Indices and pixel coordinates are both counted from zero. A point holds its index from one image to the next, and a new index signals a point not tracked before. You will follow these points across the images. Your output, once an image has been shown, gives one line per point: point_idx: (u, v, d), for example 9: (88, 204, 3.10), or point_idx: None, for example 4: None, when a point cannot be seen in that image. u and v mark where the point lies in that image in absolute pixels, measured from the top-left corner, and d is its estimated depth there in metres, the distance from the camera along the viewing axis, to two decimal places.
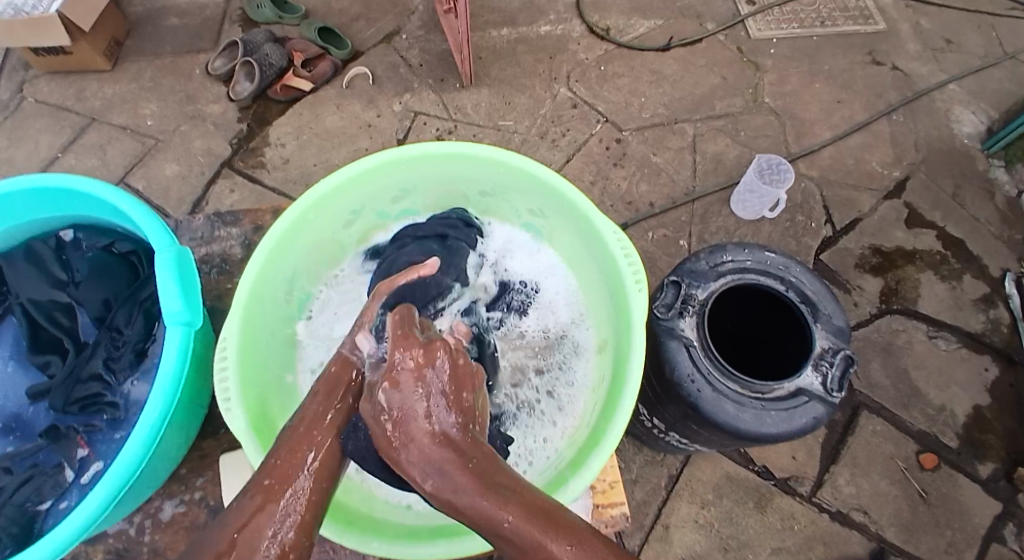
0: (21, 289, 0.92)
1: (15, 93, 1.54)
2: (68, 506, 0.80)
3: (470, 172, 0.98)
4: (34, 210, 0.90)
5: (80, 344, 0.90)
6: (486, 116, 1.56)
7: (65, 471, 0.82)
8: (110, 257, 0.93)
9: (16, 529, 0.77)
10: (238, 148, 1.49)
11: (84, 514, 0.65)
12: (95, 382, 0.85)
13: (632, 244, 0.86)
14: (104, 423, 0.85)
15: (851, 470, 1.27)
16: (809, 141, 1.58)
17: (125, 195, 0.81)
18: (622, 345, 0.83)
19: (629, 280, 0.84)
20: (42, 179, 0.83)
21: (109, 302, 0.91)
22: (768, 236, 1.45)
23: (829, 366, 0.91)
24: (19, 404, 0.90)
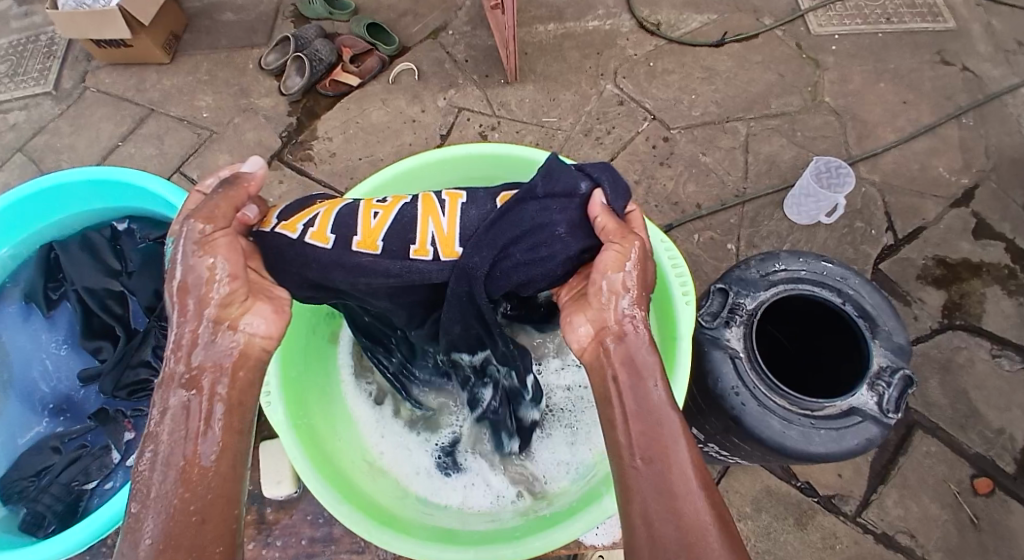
0: (77, 276, 0.94)
1: (79, 83, 1.61)
2: (113, 488, 0.83)
3: (514, 176, 0.97)
4: (92, 198, 0.93)
5: (131, 332, 0.93)
6: (530, 112, 1.54)
7: (112, 453, 0.85)
8: (162, 249, 0.94)
9: (60, 507, 0.81)
10: (288, 141, 1.52)
11: (124, 501, 0.67)
12: (144, 369, 0.88)
13: (679, 251, 0.83)
14: (151, 409, 0.88)
15: (900, 491, 1.22)
16: (871, 144, 1.50)
17: (180, 192, 0.84)
18: (665, 356, 0.81)
19: (676, 290, 0.81)
20: (105, 169, 0.86)
21: (160, 292, 0.94)
22: (823, 243, 1.39)
23: (886, 386, 0.87)
24: (71, 386, 0.93)
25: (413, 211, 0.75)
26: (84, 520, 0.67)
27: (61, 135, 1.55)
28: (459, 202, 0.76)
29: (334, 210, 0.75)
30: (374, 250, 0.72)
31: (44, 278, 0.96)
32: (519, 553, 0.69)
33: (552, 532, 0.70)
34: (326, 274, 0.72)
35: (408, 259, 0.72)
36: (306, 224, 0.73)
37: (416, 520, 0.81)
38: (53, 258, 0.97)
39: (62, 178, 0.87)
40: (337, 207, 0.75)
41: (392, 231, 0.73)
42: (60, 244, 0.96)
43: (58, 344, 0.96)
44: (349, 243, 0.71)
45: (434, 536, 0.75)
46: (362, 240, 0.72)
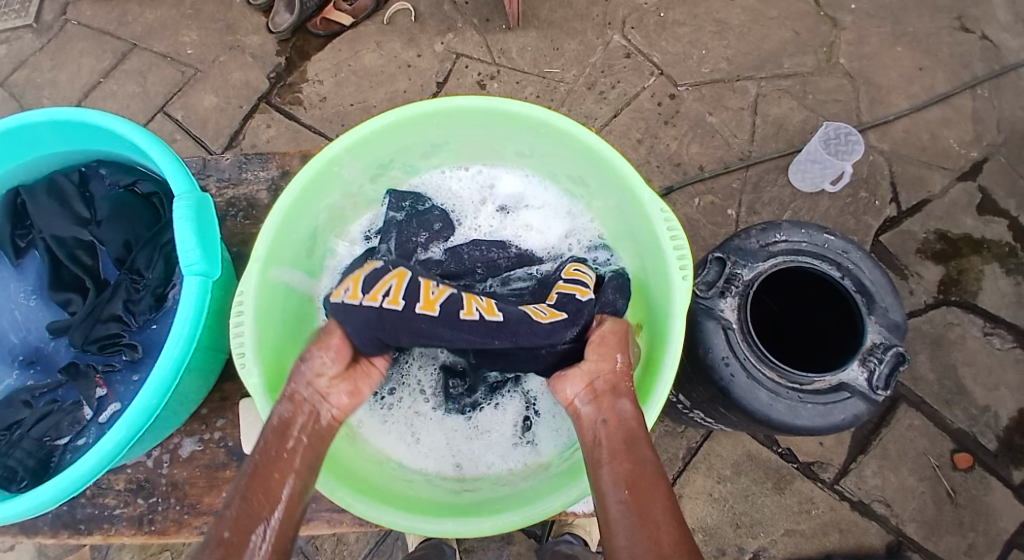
0: (44, 224, 0.91)
1: (59, 14, 1.52)
2: (86, 443, 0.83)
3: (507, 129, 0.91)
4: (58, 142, 0.88)
5: (100, 283, 0.90)
6: (532, 62, 1.47)
7: (84, 408, 0.84)
8: (132, 198, 0.90)
9: (33, 463, 0.80)
10: (277, 82, 1.45)
11: (94, 460, 0.66)
12: (115, 324, 0.86)
13: (679, 224, 0.79)
14: (122, 364, 0.87)
15: (879, 461, 1.22)
16: (883, 111, 1.44)
17: (143, 132, 0.78)
18: (657, 330, 0.79)
19: (673, 264, 0.77)
20: (66, 112, 0.81)
21: (129, 244, 0.90)
22: (825, 213, 1.35)
23: (877, 363, 0.85)
24: (40, 337, 0.92)
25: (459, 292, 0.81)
26: (55, 475, 0.65)
27: (41, 70, 1.48)
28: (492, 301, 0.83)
29: (401, 281, 0.80)
30: (433, 311, 0.78)
31: (12, 225, 0.93)
32: (497, 527, 0.68)
33: (531, 507, 0.70)
34: (397, 335, 0.78)
35: (458, 322, 0.77)
36: (383, 292, 0.78)
37: (394, 490, 0.80)
38: (20, 203, 0.93)
39: (24, 123, 0.82)
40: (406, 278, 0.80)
41: (448, 300, 0.80)
42: (26, 189, 0.92)
43: (26, 295, 0.94)
44: (416, 307, 0.77)
45: (407, 505, 0.74)
46: (423, 305, 0.78)
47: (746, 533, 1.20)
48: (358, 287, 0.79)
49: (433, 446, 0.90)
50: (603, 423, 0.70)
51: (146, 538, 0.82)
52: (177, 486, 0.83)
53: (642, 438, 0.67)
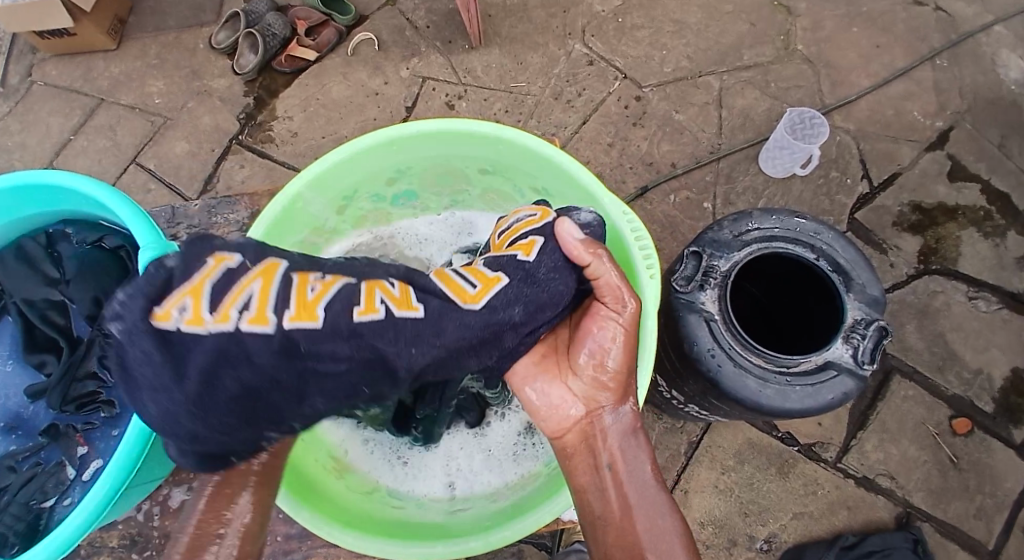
0: (16, 289, 0.92)
1: (25, 78, 1.53)
2: (71, 503, 0.83)
3: (469, 149, 0.92)
4: (19, 206, 0.89)
5: (74, 342, 0.91)
6: (497, 78, 1.49)
7: (67, 469, 0.86)
8: (98, 253, 0.91)
9: (21, 527, 0.81)
10: (247, 122, 1.46)
11: (77, 523, 0.66)
12: (91, 381, 0.87)
13: (642, 223, 0.79)
14: (101, 421, 0.88)
15: (880, 435, 1.23)
16: (845, 91, 1.46)
17: (103, 186, 0.81)
18: None
19: (640, 266, 0.78)
20: (27, 175, 0.83)
21: (99, 300, 0.91)
22: (799, 196, 1.37)
23: (860, 338, 0.86)
24: (19, 403, 0.92)
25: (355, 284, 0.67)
26: (42, 538, 0.66)
27: (12, 134, 1.49)
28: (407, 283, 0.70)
29: (268, 287, 0.62)
30: (310, 321, 0.61)
31: None
32: (489, 544, 0.70)
33: (524, 519, 0.72)
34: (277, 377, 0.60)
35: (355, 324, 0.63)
36: (239, 307, 0.59)
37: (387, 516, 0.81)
38: None
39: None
40: (274, 280, 0.63)
41: (335, 297, 0.64)
42: None
43: (2, 360, 0.93)
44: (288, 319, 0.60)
45: (401, 532, 0.75)
46: (305, 314, 0.62)
47: (755, 521, 1.20)
48: (199, 299, 0.59)
49: (427, 469, 0.91)
50: (605, 471, 0.70)
51: None
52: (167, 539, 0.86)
53: (648, 479, 0.70)
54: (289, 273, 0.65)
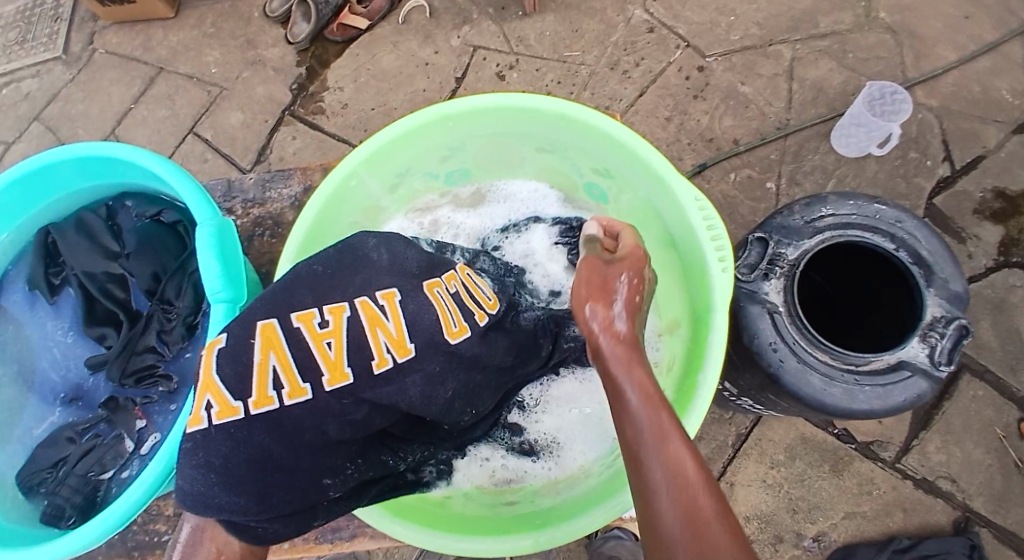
0: (76, 261, 0.95)
1: (87, 46, 1.57)
2: (129, 475, 0.87)
3: (527, 127, 0.89)
4: (82, 177, 0.93)
5: (133, 316, 0.94)
6: (550, 47, 1.43)
7: (125, 442, 0.90)
8: (157, 227, 0.94)
9: (79, 500, 0.85)
10: (298, 94, 1.46)
11: (128, 503, 0.69)
12: (150, 354, 0.91)
13: (715, 211, 0.75)
14: (159, 395, 0.92)
15: (943, 436, 1.15)
16: (930, 65, 1.33)
17: (156, 156, 0.82)
18: (699, 325, 0.76)
19: (711, 257, 0.73)
20: (85, 148, 0.85)
21: (158, 275, 0.93)
22: (872, 177, 1.27)
23: (939, 337, 0.79)
24: (79, 375, 0.96)
25: (355, 326, 0.61)
26: (96, 516, 0.69)
27: (76, 101, 1.53)
28: (397, 301, 0.64)
29: (286, 354, 0.58)
30: (305, 394, 0.58)
31: (45, 264, 0.97)
32: (538, 544, 0.69)
33: (573, 522, 0.70)
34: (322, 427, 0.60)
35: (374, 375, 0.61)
36: (271, 384, 0.57)
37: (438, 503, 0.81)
38: (50, 242, 0.97)
39: (48, 160, 0.87)
40: (278, 346, 0.59)
41: (352, 348, 0.61)
42: (56, 227, 0.96)
43: (64, 331, 0.98)
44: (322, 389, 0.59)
45: (449, 524, 0.75)
46: (326, 377, 0.59)
47: (804, 518, 1.14)
48: (224, 399, 0.57)
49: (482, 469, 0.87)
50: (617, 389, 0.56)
51: None
52: None
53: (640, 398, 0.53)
54: (289, 320, 0.60)
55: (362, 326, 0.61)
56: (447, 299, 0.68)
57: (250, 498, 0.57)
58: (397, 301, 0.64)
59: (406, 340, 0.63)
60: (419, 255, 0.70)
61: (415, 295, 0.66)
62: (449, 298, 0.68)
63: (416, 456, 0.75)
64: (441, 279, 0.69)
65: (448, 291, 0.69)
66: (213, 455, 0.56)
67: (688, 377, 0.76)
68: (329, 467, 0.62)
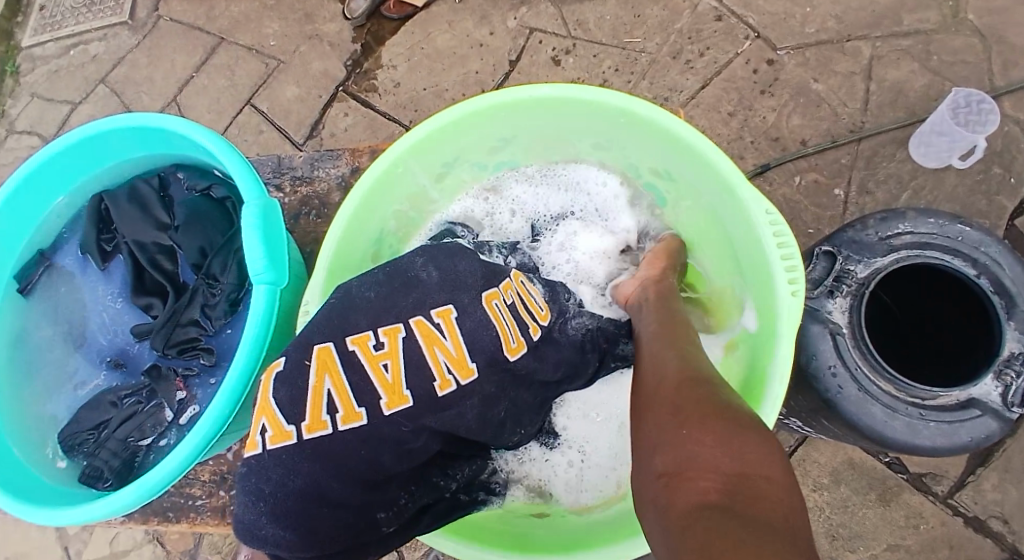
0: (128, 231, 0.97)
1: (153, 12, 1.59)
2: (167, 444, 0.90)
3: (586, 122, 0.85)
4: (136, 145, 0.95)
5: (180, 288, 0.96)
6: (611, 33, 1.37)
7: (164, 411, 0.92)
8: (206, 202, 0.96)
9: (117, 464, 0.88)
10: (352, 71, 1.45)
11: (163, 473, 0.70)
12: (193, 328, 0.92)
13: (785, 224, 0.70)
14: (200, 368, 0.93)
15: (1002, 475, 1.07)
16: (1019, 74, 1.22)
17: (208, 132, 0.82)
18: (764, 349, 0.72)
19: (780, 275, 0.69)
20: (139, 118, 0.86)
21: (204, 250, 0.95)
22: (950, 191, 1.18)
23: (1015, 377, 0.72)
24: (126, 340, 1.00)
25: (413, 347, 0.64)
26: (133, 482, 0.70)
27: (140, 67, 1.56)
28: (452, 319, 0.66)
29: (341, 379, 0.62)
30: (360, 419, 0.61)
31: (98, 230, 1.00)
32: None
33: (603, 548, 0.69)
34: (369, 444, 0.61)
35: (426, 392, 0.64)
36: (328, 408, 0.60)
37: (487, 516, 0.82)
38: (104, 209, 1.00)
39: (104, 129, 0.88)
40: (340, 371, 0.62)
41: (410, 371, 0.63)
42: (109, 195, 0.99)
43: (114, 297, 1.01)
44: (378, 412, 0.62)
45: (489, 538, 0.76)
46: (384, 400, 0.62)
47: (843, 545, 1.09)
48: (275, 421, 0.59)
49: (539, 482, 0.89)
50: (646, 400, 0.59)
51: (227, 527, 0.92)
52: None
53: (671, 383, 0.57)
54: (348, 342, 0.63)
55: (419, 344, 0.64)
56: (505, 313, 0.69)
57: (294, 532, 0.58)
58: (454, 319, 0.66)
59: (467, 360, 0.66)
60: (471, 268, 0.71)
61: (466, 312, 0.67)
62: (507, 311, 0.69)
63: (466, 471, 0.77)
64: (499, 290, 0.70)
65: (506, 303, 0.69)
66: (263, 483, 0.58)
67: (749, 398, 0.71)
68: (382, 501, 0.65)
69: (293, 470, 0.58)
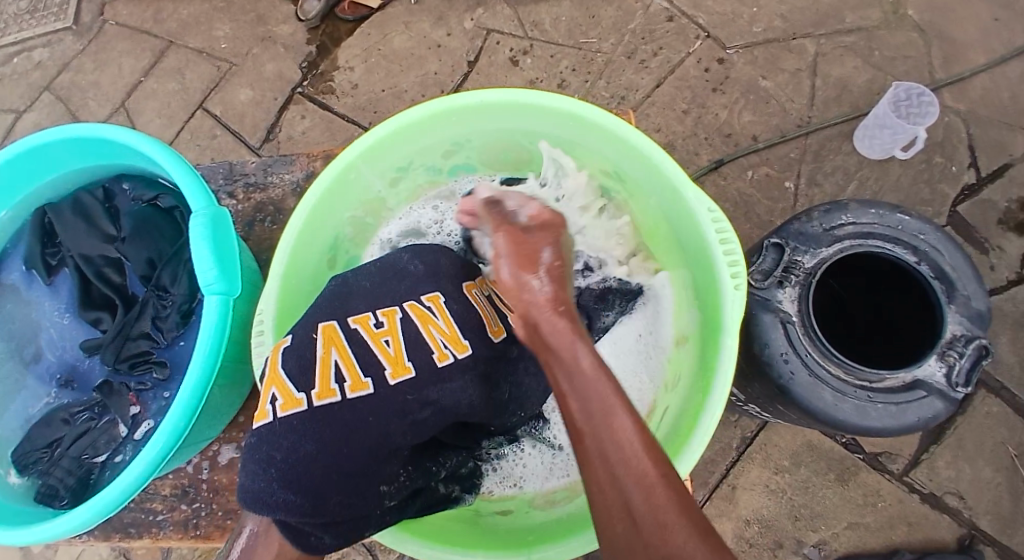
0: (73, 244, 0.95)
1: (98, 16, 1.54)
2: (123, 460, 0.87)
3: (536, 125, 0.86)
4: (76, 157, 0.92)
5: (129, 300, 0.95)
6: (566, 33, 1.39)
7: (119, 426, 0.90)
8: (154, 212, 0.94)
9: (72, 482, 0.85)
10: (308, 73, 1.43)
11: (116, 492, 0.68)
12: (144, 341, 0.91)
13: (728, 223, 0.73)
14: (153, 383, 0.92)
15: (954, 452, 1.12)
16: (959, 67, 1.28)
17: (151, 141, 0.80)
18: (710, 344, 0.73)
19: (724, 271, 0.71)
20: (75, 129, 0.83)
21: (153, 261, 0.93)
22: (895, 181, 1.23)
23: (957, 357, 0.76)
24: (76, 356, 0.97)
25: (409, 326, 0.67)
26: (88, 500, 0.69)
27: (86, 72, 1.51)
28: (441, 302, 0.70)
29: (346, 351, 0.64)
30: (367, 388, 0.62)
31: (42, 244, 0.98)
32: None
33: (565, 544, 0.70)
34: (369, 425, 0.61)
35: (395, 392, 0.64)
36: (336, 377, 0.62)
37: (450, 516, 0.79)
38: (48, 222, 0.98)
39: (41, 142, 0.85)
40: (345, 345, 0.64)
41: (410, 344, 0.65)
42: (52, 209, 0.96)
43: (60, 313, 0.99)
44: (385, 382, 0.63)
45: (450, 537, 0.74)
46: (389, 371, 0.64)
47: (805, 525, 1.13)
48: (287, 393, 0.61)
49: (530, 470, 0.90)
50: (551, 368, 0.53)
51: (192, 541, 0.90)
52: (218, 492, 0.90)
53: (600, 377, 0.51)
54: (349, 322, 0.66)
55: (415, 323, 0.67)
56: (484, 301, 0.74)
57: (304, 498, 0.57)
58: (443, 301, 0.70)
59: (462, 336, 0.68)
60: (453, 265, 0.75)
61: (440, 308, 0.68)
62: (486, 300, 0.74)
63: (453, 460, 0.77)
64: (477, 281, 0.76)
65: (484, 294, 0.75)
66: (274, 450, 0.58)
67: (698, 391, 0.73)
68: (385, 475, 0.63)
69: (303, 437, 0.59)
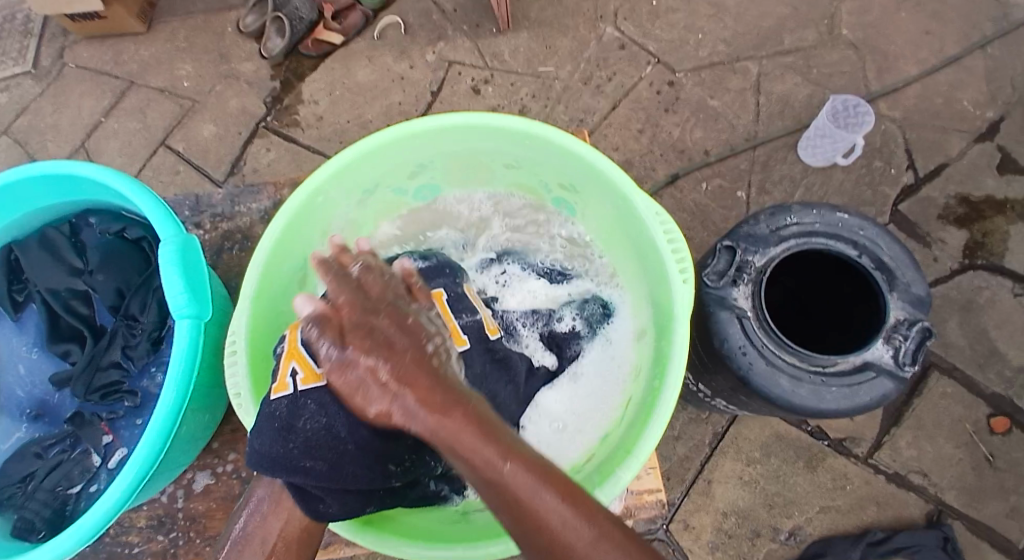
0: (38, 277, 0.94)
1: (57, 60, 1.54)
2: (99, 487, 0.84)
3: (491, 144, 0.89)
4: (43, 196, 0.91)
5: (97, 331, 0.93)
6: (525, 62, 1.45)
7: (92, 456, 0.86)
8: (122, 243, 0.93)
9: (48, 513, 0.81)
10: (272, 107, 1.46)
11: (91, 521, 0.66)
12: (115, 370, 0.89)
13: (674, 224, 0.77)
14: (126, 410, 0.89)
15: (915, 432, 1.17)
16: (891, 78, 1.39)
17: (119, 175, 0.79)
18: (661, 339, 0.76)
19: (673, 267, 0.75)
20: (40, 167, 0.82)
21: (121, 291, 0.92)
22: (840, 185, 1.31)
23: (902, 339, 0.81)
24: (46, 391, 0.94)
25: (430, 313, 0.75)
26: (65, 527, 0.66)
27: (44, 115, 1.50)
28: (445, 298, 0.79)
29: None
30: None
31: (8, 281, 0.96)
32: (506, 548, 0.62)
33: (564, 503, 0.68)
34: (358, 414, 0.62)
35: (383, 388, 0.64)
36: None
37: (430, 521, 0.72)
38: (13, 259, 0.96)
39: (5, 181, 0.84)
40: None
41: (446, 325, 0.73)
42: (16, 245, 0.94)
43: (28, 348, 0.96)
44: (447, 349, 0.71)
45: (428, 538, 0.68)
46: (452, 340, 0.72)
47: (781, 513, 1.15)
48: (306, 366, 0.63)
49: None
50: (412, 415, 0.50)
51: None
52: (194, 521, 0.87)
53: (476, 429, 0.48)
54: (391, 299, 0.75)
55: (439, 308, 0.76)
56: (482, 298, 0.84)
57: (325, 462, 0.60)
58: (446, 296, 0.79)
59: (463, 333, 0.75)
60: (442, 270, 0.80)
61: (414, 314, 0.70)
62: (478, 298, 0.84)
63: None
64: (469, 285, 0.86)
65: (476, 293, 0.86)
66: (297, 419, 0.61)
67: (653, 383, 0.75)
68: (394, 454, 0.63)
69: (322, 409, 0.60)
